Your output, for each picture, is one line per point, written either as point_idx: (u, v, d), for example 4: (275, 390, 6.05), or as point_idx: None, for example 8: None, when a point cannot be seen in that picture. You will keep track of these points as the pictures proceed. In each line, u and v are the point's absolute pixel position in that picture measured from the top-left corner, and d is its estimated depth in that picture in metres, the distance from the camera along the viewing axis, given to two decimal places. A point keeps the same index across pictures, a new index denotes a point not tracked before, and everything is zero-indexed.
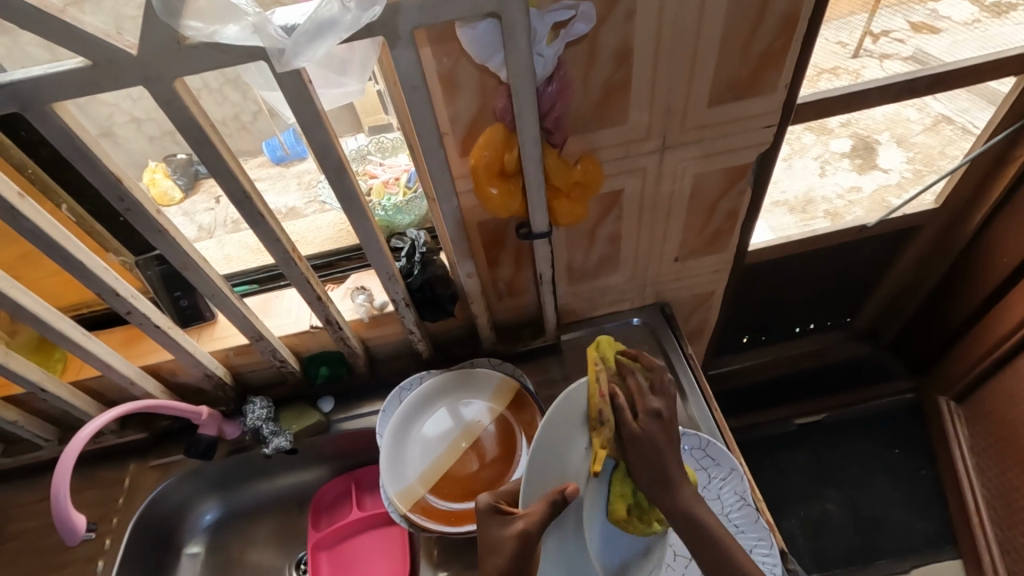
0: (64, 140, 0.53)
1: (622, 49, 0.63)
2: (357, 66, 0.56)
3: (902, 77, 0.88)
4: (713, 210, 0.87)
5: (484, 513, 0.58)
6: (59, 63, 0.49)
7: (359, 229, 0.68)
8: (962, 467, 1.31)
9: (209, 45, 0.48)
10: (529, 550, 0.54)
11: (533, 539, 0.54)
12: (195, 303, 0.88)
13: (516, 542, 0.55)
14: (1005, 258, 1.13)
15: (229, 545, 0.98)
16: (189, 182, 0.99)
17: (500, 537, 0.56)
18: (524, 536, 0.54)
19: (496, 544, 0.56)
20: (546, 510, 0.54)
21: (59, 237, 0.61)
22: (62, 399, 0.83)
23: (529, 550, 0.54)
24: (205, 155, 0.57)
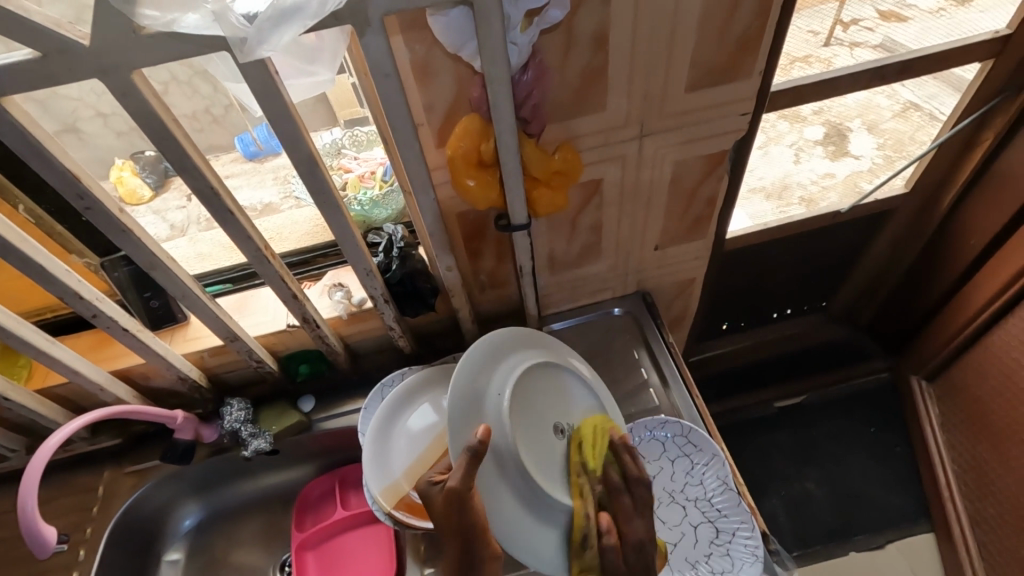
0: (16, 137, 0.51)
1: (598, 36, 0.62)
2: (326, 55, 0.55)
3: (873, 65, 0.89)
4: (691, 197, 0.87)
5: (423, 492, 0.60)
6: (6, 55, 0.46)
7: (334, 225, 0.67)
8: (934, 444, 1.35)
9: (168, 35, 0.46)
10: (464, 504, 0.57)
11: (462, 496, 0.56)
12: (166, 304, 0.86)
13: (450, 500, 0.57)
14: (973, 241, 1.17)
15: (211, 549, 0.96)
16: (157, 180, 0.96)
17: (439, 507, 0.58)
18: (453, 494, 0.56)
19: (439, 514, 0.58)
20: (466, 462, 0.57)
21: (16, 239, 0.58)
22: (27, 407, 0.79)
23: (462, 501, 0.56)
24: (169, 150, 0.55)
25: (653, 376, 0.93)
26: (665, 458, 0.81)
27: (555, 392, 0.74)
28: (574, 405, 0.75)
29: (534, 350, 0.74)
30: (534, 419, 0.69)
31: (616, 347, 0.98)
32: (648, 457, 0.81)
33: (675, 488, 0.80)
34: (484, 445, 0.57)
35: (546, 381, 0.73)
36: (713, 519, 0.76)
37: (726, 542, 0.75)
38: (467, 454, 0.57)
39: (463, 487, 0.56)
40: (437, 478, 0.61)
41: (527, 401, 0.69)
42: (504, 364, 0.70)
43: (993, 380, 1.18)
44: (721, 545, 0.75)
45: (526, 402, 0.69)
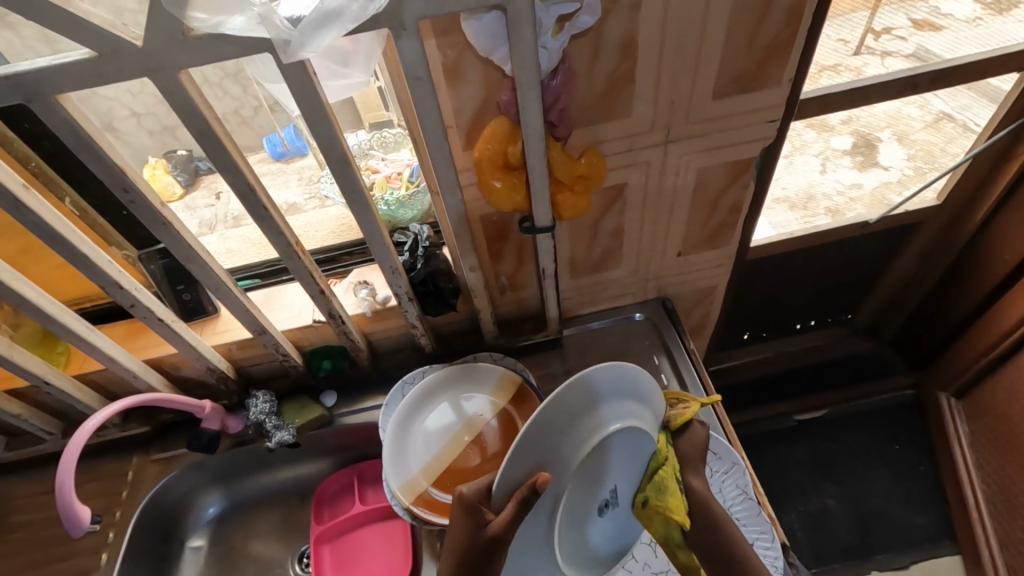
0: (68, 132, 0.53)
1: (627, 42, 0.63)
2: (361, 58, 0.57)
3: (906, 74, 0.88)
4: (715, 204, 0.87)
5: (466, 508, 0.56)
6: (65, 54, 0.49)
7: (362, 222, 0.68)
8: (962, 464, 1.31)
9: (214, 36, 0.48)
10: (498, 554, 0.55)
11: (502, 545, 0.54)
12: (197, 297, 0.89)
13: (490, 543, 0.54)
14: (1006, 255, 1.14)
15: (231, 538, 0.98)
16: (189, 179, 0.99)
17: (481, 538, 0.54)
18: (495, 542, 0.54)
19: (472, 546, 0.55)
20: (516, 508, 0.54)
21: (63, 229, 0.61)
22: (65, 392, 0.83)
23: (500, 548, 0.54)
24: (209, 147, 0.57)
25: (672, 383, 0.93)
26: None
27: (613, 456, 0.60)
28: (631, 467, 0.63)
29: (638, 403, 0.62)
30: (601, 480, 0.61)
31: (635, 353, 0.98)
32: None
33: None
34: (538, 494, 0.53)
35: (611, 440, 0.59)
36: None
37: None
38: (515, 502, 0.54)
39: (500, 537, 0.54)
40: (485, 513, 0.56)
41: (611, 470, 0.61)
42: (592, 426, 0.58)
43: None
44: None
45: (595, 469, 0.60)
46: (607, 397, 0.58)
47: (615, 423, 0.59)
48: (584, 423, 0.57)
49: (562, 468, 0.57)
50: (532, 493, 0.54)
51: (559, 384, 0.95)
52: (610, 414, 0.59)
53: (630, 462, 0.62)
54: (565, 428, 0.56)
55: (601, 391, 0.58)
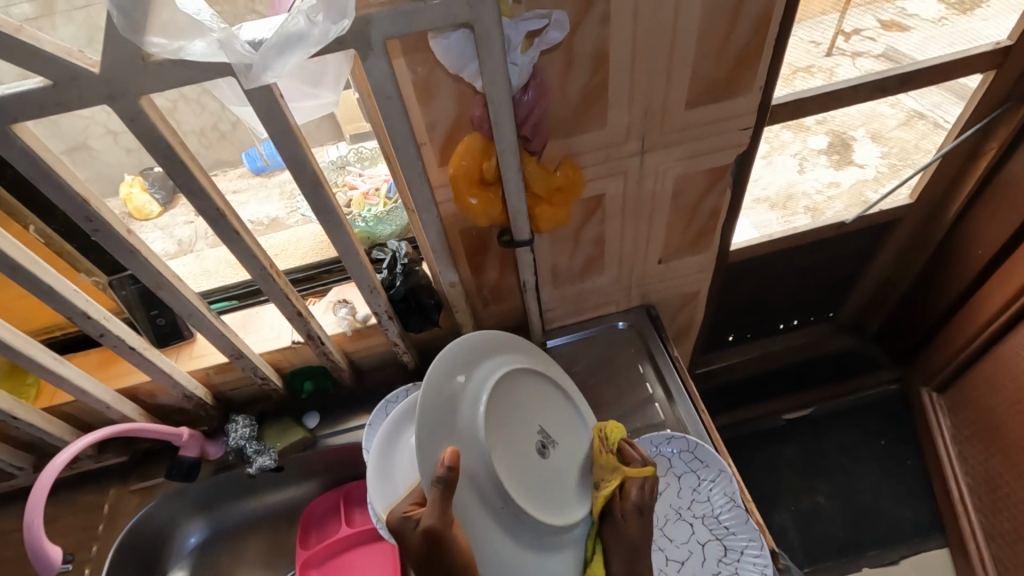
0: (26, 161, 0.52)
1: (598, 54, 0.63)
2: (332, 77, 0.56)
3: (876, 76, 0.90)
4: (695, 210, 0.87)
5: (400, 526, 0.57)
6: (19, 83, 0.47)
7: (338, 242, 0.67)
8: (946, 456, 1.33)
9: (175, 61, 0.47)
10: (443, 544, 0.54)
11: (441, 535, 0.54)
12: (172, 322, 0.87)
13: (426, 537, 0.54)
14: (980, 250, 1.16)
15: (215, 567, 0.96)
16: (167, 196, 0.98)
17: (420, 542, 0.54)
18: (433, 534, 0.54)
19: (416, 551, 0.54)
20: (437, 493, 0.54)
21: (27, 260, 0.59)
22: (34, 425, 0.80)
23: (439, 541, 0.53)
24: (175, 171, 0.55)
25: (658, 391, 0.92)
26: (671, 473, 0.80)
27: (514, 400, 0.68)
28: (535, 403, 0.71)
29: (512, 353, 0.71)
30: (518, 431, 0.67)
31: (621, 361, 0.97)
32: None
33: (683, 505, 0.78)
34: (453, 468, 0.54)
35: (505, 389, 0.67)
36: (721, 537, 0.75)
37: (734, 561, 0.73)
38: (436, 489, 0.54)
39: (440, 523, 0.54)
40: (411, 513, 0.58)
41: (514, 407, 0.68)
42: (480, 381, 0.65)
43: (1005, 392, 1.17)
44: (730, 564, 0.73)
45: (504, 429, 0.66)
46: (479, 358, 0.67)
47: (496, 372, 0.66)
48: (459, 395, 0.63)
49: (473, 428, 0.61)
50: (447, 470, 0.54)
51: None
52: (484, 374, 0.66)
53: (527, 398, 0.70)
54: (454, 393, 0.62)
55: (469, 354, 0.66)
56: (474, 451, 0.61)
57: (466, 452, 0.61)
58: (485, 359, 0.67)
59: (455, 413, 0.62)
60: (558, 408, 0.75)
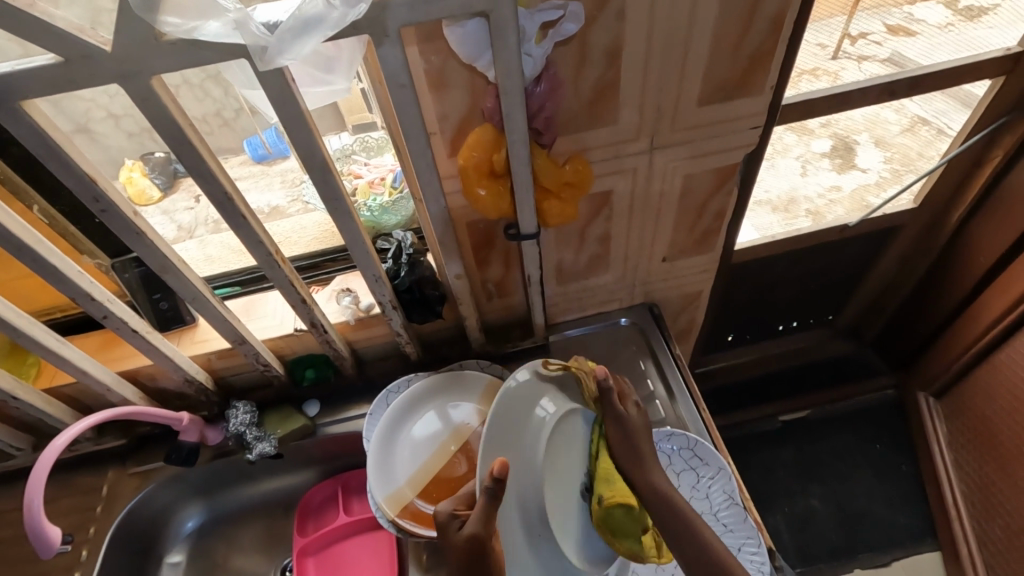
0: (34, 139, 0.51)
1: (613, 49, 0.62)
2: (343, 64, 0.55)
3: (883, 79, 0.89)
4: (701, 210, 0.87)
5: (444, 522, 0.62)
6: (29, 59, 0.47)
7: (345, 230, 0.67)
8: (941, 461, 1.34)
9: (188, 42, 0.47)
10: (483, 550, 0.59)
11: (482, 540, 0.59)
12: (175, 306, 0.86)
13: (468, 542, 0.59)
14: (981, 257, 1.17)
15: (212, 552, 0.96)
16: (168, 182, 0.96)
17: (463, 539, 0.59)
18: (474, 539, 0.59)
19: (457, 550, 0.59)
20: (485, 503, 0.59)
21: (32, 239, 0.59)
22: (35, 406, 0.80)
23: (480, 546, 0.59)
24: (184, 154, 0.55)
25: (659, 388, 0.93)
26: (670, 470, 0.81)
27: (569, 439, 0.69)
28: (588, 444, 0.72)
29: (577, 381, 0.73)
30: (571, 458, 0.69)
31: (622, 358, 0.97)
32: None
33: None
34: (499, 482, 0.57)
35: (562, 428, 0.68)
36: (718, 534, 0.76)
37: None
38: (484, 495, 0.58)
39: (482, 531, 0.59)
40: (460, 513, 0.63)
41: (568, 448, 0.69)
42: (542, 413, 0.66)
43: (1001, 399, 1.17)
44: None
45: (561, 453, 0.68)
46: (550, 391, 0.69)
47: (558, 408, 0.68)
48: (526, 412, 0.65)
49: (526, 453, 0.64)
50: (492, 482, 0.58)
51: None
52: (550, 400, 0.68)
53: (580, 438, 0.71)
54: (520, 420, 0.65)
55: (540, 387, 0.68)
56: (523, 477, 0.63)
57: (520, 466, 0.63)
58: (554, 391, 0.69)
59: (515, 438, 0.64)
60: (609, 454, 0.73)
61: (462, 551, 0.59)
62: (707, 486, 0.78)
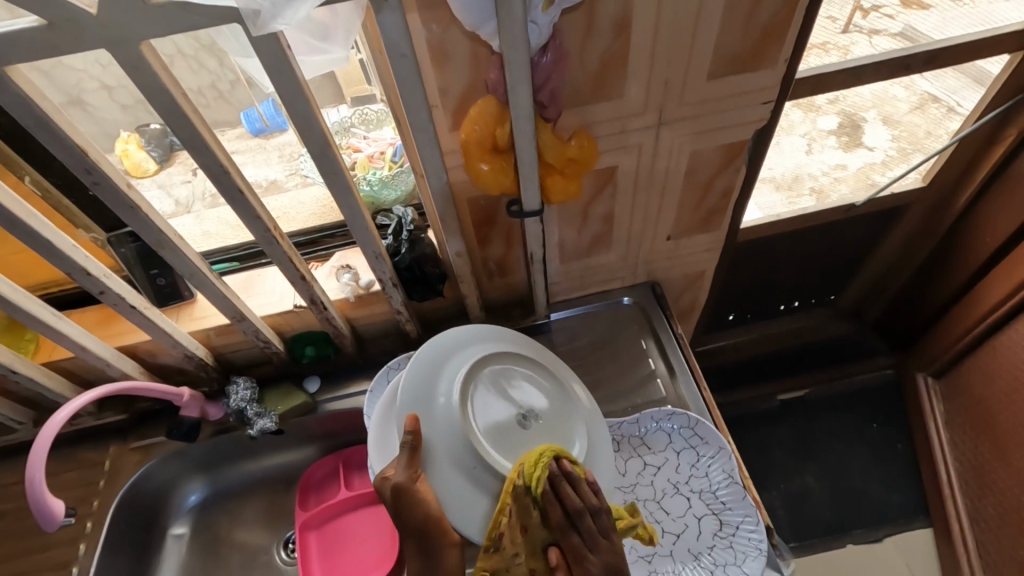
0: (21, 108, 0.49)
1: (621, 19, 0.60)
2: (341, 31, 0.53)
3: (896, 54, 0.86)
4: (707, 188, 0.85)
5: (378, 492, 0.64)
6: (11, 22, 0.45)
7: (344, 206, 0.65)
8: (937, 441, 1.35)
9: (178, 6, 0.45)
10: (410, 498, 0.61)
11: (406, 489, 0.61)
12: (172, 282, 0.85)
13: (395, 493, 0.61)
14: (988, 239, 1.15)
15: (215, 525, 0.97)
16: (163, 154, 0.92)
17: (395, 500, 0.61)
18: (398, 488, 0.61)
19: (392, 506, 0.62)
20: (405, 453, 0.62)
21: (24, 213, 0.58)
22: (35, 380, 0.80)
23: (405, 494, 0.61)
24: (176, 125, 0.53)
25: (660, 367, 0.93)
26: (671, 449, 0.81)
27: (497, 382, 0.71)
28: (530, 386, 0.73)
29: (484, 341, 0.74)
30: (494, 407, 0.68)
31: (623, 337, 0.97)
32: (653, 447, 0.82)
33: (681, 480, 0.79)
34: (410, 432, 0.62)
35: (487, 372, 0.70)
36: (717, 512, 0.76)
37: (730, 534, 0.75)
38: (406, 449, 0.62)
39: (406, 478, 0.62)
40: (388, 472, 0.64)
41: (498, 392, 0.70)
42: (455, 364, 0.70)
43: (999, 381, 1.18)
44: (725, 538, 0.75)
45: (484, 409, 0.68)
46: (467, 344, 0.73)
47: (472, 356, 0.71)
48: (436, 381, 0.68)
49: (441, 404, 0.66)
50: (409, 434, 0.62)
51: None
52: (455, 365, 0.70)
53: (517, 383, 0.72)
54: (434, 371, 0.69)
55: (456, 344, 0.73)
56: (440, 421, 0.65)
57: (435, 428, 0.65)
58: (475, 345, 0.73)
59: (432, 388, 0.68)
60: (559, 394, 0.74)
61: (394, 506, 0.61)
62: (710, 466, 0.79)
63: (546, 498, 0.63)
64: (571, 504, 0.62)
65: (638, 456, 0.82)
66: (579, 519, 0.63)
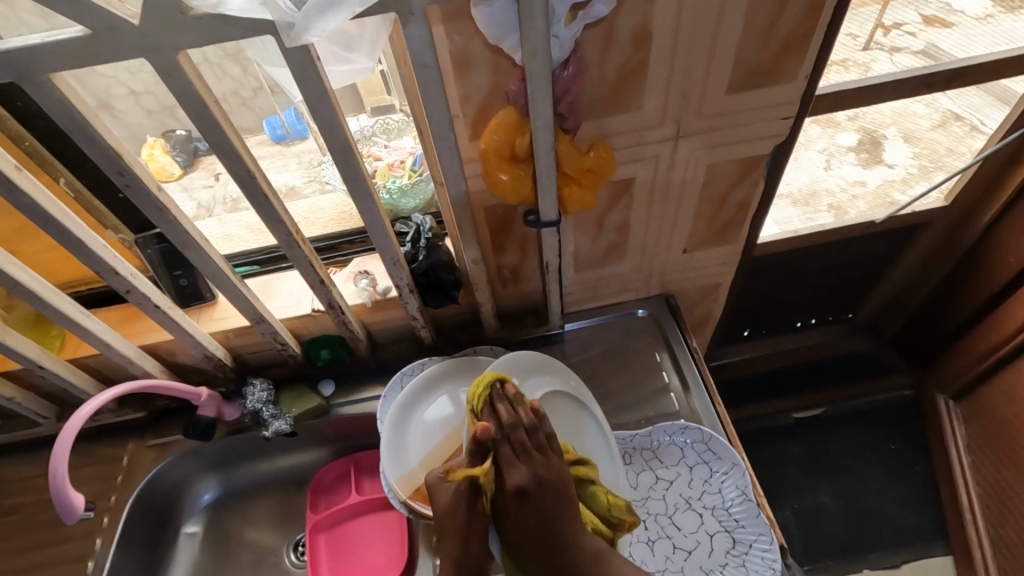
0: (61, 112, 0.51)
1: (640, 32, 0.61)
2: (366, 43, 0.54)
3: (918, 72, 0.85)
4: (723, 201, 0.85)
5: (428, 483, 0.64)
6: (57, 31, 0.47)
7: (364, 212, 0.66)
8: (958, 466, 1.31)
9: (215, 17, 0.47)
10: (469, 497, 0.61)
11: (468, 488, 0.61)
12: (194, 283, 0.87)
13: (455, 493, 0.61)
14: (1012, 259, 1.13)
15: (227, 524, 0.98)
16: (188, 159, 0.95)
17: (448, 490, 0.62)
18: (463, 487, 0.61)
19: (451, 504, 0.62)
20: (471, 456, 0.62)
21: (58, 213, 0.60)
22: (60, 376, 0.82)
23: (467, 495, 0.61)
24: (206, 130, 0.55)
25: (673, 380, 0.92)
26: (683, 463, 0.80)
27: None
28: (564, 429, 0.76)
29: (551, 375, 0.79)
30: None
31: (636, 349, 0.97)
32: (665, 461, 0.81)
33: (693, 495, 0.78)
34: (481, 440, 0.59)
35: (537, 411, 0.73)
36: (730, 529, 0.75)
37: (742, 553, 0.74)
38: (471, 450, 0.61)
39: (470, 481, 0.61)
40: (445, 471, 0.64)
41: None
42: None
43: None
44: (737, 556, 0.74)
45: None
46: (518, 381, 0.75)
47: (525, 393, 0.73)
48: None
49: None
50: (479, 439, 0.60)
51: None
52: None
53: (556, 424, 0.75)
54: None
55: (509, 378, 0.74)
56: None
57: None
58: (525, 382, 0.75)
59: None
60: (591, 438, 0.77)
61: (452, 504, 0.61)
62: (723, 482, 0.78)
63: (482, 411, 0.64)
64: (505, 417, 0.62)
65: (650, 469, 0.81)
66: (513, 430, 0.62)
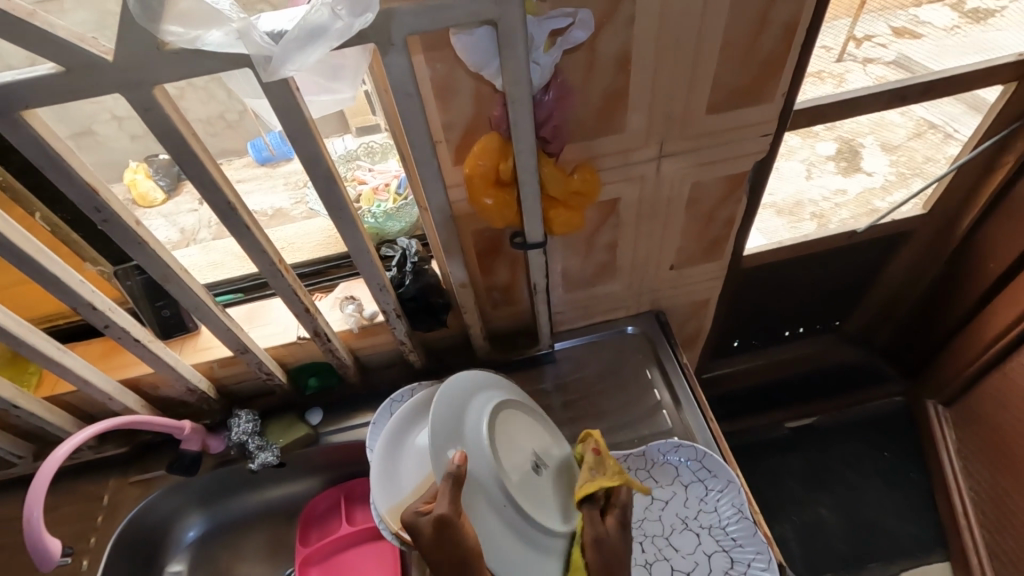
0: (35, 149, 0.50)
1: (621, 56, 0.61)
2: (346, 73, 0.54)
3: (891, 85, 0.88)
4: (709, 218, 0.86)
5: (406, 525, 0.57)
6: (30, 68, 0.46)
7: (348, 239, 0.66)
8: (951, 473, 1.32)
9: (192, 52, 0.46)
10: (454, 530, 0.55)
11: (450, 521, 0.55)
12: (177, 314, 0.86)
13: (437, 526, 0.55)
14: (993, 264, 1.15)
15: (214, 562, 0.95)
16: (170, 183, 0.95)
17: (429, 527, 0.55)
18: (445, 519, 0.55)
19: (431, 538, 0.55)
20: (449, 482, 0.57)
21: (32, 249, 0.58)
22: (37, 415, 0.79)
23: (448, 528, 0.55)
24: (185, 163, 0.54)
25: (665, 397, 0.91)
26: (678, 482, 0.80)
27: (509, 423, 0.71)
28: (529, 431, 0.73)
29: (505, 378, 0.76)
30: (513, 451, 0.69)
31: (628, 366, 0.96)
32: (660, 481, 0.80)
33: (689, 515, 0.78)
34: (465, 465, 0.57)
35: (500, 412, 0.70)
36: (728, 548, 0.74)
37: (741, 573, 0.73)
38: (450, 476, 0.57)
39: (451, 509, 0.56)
40: (422, 509, 0.58)
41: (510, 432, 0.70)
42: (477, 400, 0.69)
43: (1010, 408, 1.16)
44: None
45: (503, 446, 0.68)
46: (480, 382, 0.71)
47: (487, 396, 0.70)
48: (468, 404, 0.68)
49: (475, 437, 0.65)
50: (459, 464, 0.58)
51: (550, 400, 0.94)
52: (480, 401, 0.69)
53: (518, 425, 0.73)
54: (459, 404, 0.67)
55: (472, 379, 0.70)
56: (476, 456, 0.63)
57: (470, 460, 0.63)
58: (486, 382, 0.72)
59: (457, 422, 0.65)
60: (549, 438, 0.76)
61: (435, 539, 0.55)
62: (719, 499, 0.77)
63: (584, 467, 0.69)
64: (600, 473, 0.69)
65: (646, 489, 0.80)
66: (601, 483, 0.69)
